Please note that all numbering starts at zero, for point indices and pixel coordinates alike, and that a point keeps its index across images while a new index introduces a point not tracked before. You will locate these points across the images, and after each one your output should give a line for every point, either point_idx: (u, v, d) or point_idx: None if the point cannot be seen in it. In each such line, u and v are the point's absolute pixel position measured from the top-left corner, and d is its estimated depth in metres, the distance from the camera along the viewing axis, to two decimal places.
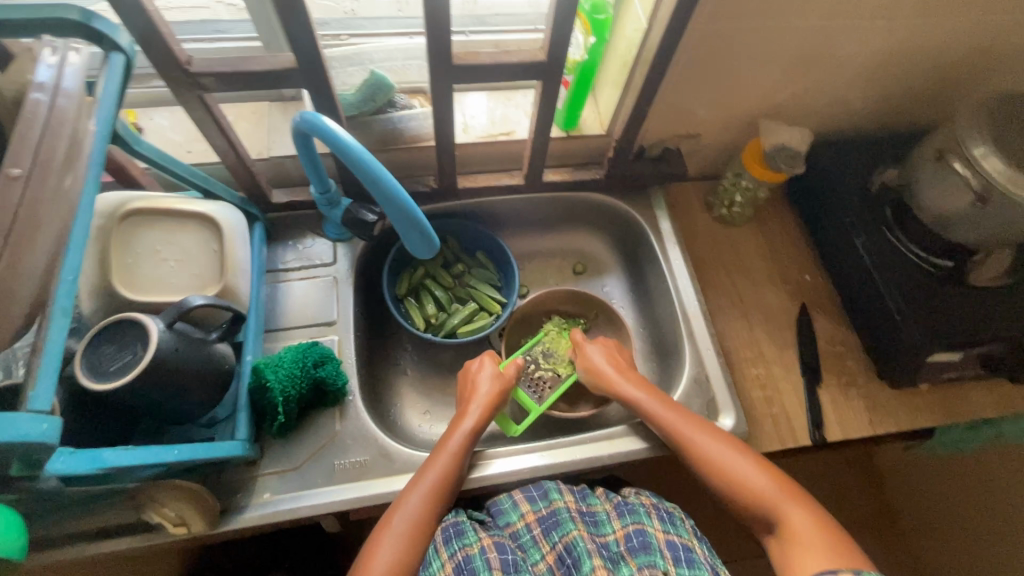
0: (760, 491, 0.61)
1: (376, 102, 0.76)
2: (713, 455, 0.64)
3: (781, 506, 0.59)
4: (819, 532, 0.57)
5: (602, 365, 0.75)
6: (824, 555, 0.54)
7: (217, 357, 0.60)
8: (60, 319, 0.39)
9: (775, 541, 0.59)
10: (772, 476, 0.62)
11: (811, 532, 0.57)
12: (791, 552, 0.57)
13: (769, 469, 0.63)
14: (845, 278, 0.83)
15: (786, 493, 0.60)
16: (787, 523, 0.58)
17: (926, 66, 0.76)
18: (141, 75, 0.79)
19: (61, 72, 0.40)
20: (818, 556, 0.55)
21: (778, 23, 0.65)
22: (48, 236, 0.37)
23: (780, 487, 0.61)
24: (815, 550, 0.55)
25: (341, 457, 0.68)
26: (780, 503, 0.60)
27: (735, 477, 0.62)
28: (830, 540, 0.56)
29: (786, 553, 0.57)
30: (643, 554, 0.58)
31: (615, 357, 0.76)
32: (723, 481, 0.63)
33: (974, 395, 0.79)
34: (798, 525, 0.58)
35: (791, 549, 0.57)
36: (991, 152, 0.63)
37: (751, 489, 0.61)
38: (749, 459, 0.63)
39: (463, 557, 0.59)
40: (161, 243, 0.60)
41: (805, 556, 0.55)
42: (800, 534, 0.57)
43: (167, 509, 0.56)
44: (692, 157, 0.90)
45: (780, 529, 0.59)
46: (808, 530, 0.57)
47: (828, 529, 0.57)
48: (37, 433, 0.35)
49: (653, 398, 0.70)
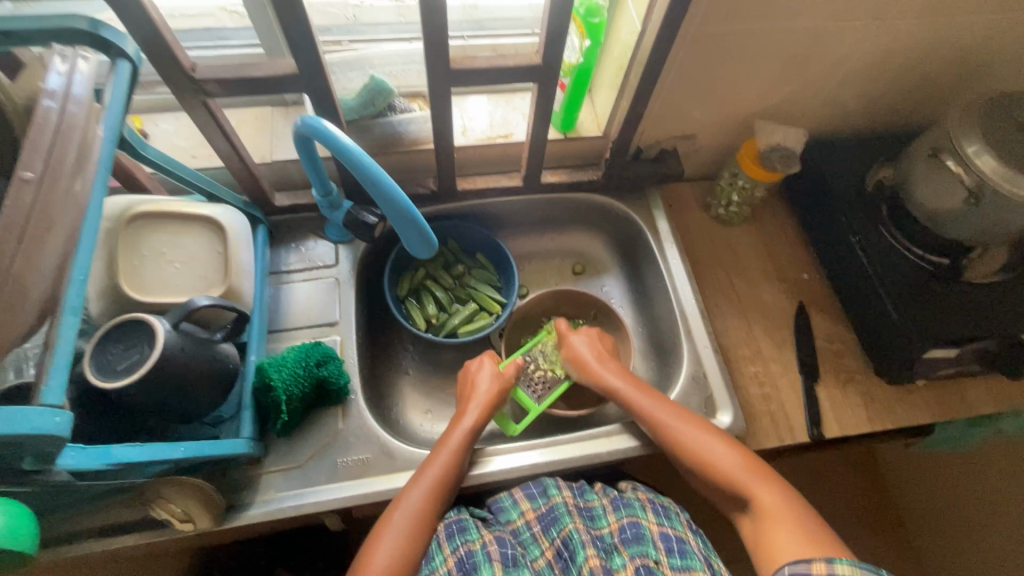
0: (730, 470, 0.62)
1: (376, 107, 0.78)
2: (684, 436, 0.65)
3: (749, 484, 0.60)
4: (787, 508, 0.58)
5: (583, 351, 0.77)
6: (793, 532, 0.56)
7: (221, 357, 0.62)
8: (69, 317, 0.40)
9: (747, 518, 0.61)
10: (742, 454, 0.63)
11: (780, 509, 0.58)
12: (762, 527, 0.58)
13: (739, 447, 0.64)
14: (842, 275, 0.84)
15: (755, 471, 0.61)
16: (755, 499, 0.60)
17: (919, 65, 0.77)
18: (148, 82, 0.81)
19: (70, 80, 0.42)
20: (787, 532, 0.56)
21: (770, 25, 0.66)
22: (59, 237, 0.39)
23: (751, 464, 0.62)
24: (785, 525, 0.56)
25: (344, 455, 0.69)
26: (750, 480, 0.61)
27: (705, 456, 0.63)
28: (800, 517, 0.57)
29: (757, 529, 0.59)
30: (636, 545, 0.59)
31: (597, 344, 0.78)
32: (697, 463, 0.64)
33: (971, 391, 0.79)
34: (767, 501, 0.59)
35: (762, 524, 0.58)
36: (983, 150, 0.64)
37: (722, 468, 0.62)
38: (721, 439, 0.65)
39: (465, 551, 0.60)
40: (166, 246, 0.62)
41: (774, 532, 0.57)
42: (768, 509, 0.58)
43: (174, 505, 0.57)
44: (688, 158, 0.91)
45: (751, 506, 0.60)
46: (776, 506, 0.58)
47: (798, 506, 0.58)
48: (48, 426, 0.36)
49: (632, 388, 0.71)
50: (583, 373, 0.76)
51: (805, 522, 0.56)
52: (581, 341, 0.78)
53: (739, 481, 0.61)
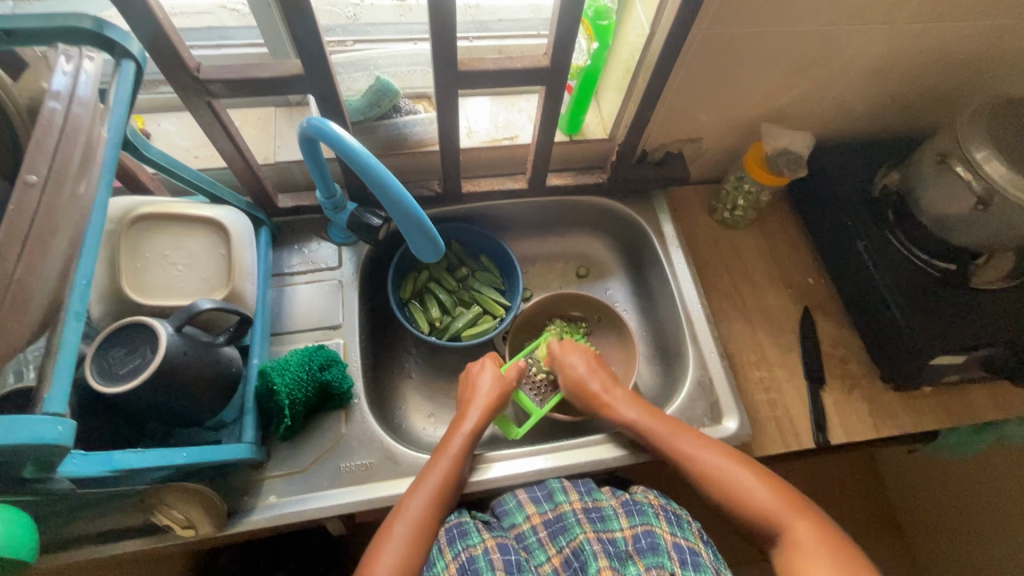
0: (755, 492, 0.62)
1: (381, 108, 0.77)
2: (714, 463, 0.65)
3: (779, 513, 0.60)
4: (818, 540, 0.57)
5: (588, 380, 0.75)
6: (821, 559, 0.56)
7: (224, 360, 0.61)
8: (73, 323, 0.39)
9: (775, 550, 0.60)
10: (768, 481, 0.63)
11: (810, 538, 0.58)
12: (789, 557, 0.58)
13: (768, 476, 0.64)
14: (847, 280, 0.84)
15: (783, 499, 0.61)
16: (786, 530, 0.59)
17: (928, 70, 0.76)
18: (150, 81, 0.80)
19: (75, 79, 0.41)
20: (814, 560, 0.56)
21: (780, 28, 0.65)
22: (62, 241, 0.38)
23: (775, 488, 0.62)
24: (814, 555, 0.56)
25: (347, 459, 0.69)
26: (781, 510, 0.60)
27: (731, 482, 0.63)
28: (827, 542, 0.57)
29: (784, 556, 0.58)
30: (651, 555, 0.58)
31: (597, 371, 0.76)
32: (722, 491, 0.63)
33: (976, 396, 0.79)
34: (794, 528, 0.59)
35: (793, 556, 0.58)
36: (992, 155, 0.63)
37: (750, 498, 0.62)
38: (746, 465, 0.64)
39: (467, 557, 0.58)
40: (169, 248, 0.61)
41: (802, 558, 0.56)
42: (800, 541, 0.58)
43: (176, 512, 0.57)
44: (694, 162, 0.91)
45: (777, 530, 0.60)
46: (806, 537, 0.58)
47: (831, 538, 0.58)
48: (51, 435, 0.35)
49: (647, 418, 0.69)
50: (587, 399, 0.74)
51: (835, 552, 0.56)
52: (581, 368, 0.76)
53: (762, 504, 0.61)
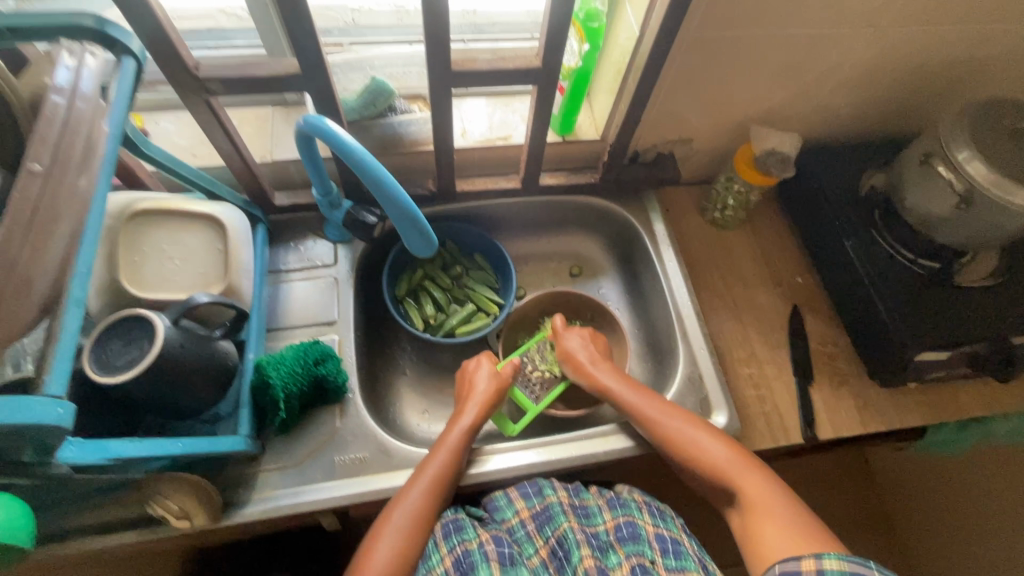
0: (721, 465, 0.63)
1: (377, 107, 0.79)
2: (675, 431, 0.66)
3: (734, 475, 0.62)
4: (775, 500, 0.59)
5: (579, 352, 0.77)
6: (778, 522, 0.57)
7: (220, 354, 0.62)
8: (73, 310, 0.40)
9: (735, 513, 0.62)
10: (727, 444, 0.64)
11: (765, 497, 0.59)
12: (750, 521, 0.59)
13: (728, 441, 0.65)
14: (835, 279, 0.85)
15: (740, 463, 0.62)
16: (743, 493, 0.60)
17: (911, 72, 0.78)
18: (149, 81, 0.81)
19: (77, 73, 0.43)
20: (773, 524, 0.57)
21: (766, 32, 0.67)
22: (63, 231, 0.39)
23: (740, 459, 0.63)
24: (773, 519, 0.57)
25: (341, 453, 0.69)
26: (737, 473, 0.62)
27: (693, 447, 0.65)
28: (787, 509, 0.58)
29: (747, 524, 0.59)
30: (632, 543, 0.60)
31: (593, 344, 0.78)
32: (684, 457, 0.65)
33: (961, 392, 0.80)
34: (750, 493, 0.60)
35: (753, 519, 0.59)
36: (972, 156, 0.65)
37: (708, 460, 0.63)
38: (706, 430, 0.66)
39: (462, 550, 0.60)
40: (166, 243, 0.62)
41: (763, 525, 0.58)
42: (755, 503, 0.59)
43: (171, 502, 0.57)
44: (685, 162, 0.93)
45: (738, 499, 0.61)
46: (765, 500, 0.59)
47: (786, 500, 0.59)
48: (52, 417, 0.37)
49: (629, 387, 0.72)
50: (576, 373, 0.77)
51: (793, 515, 0.57)
52: (576, 342, 0.78)
53: (722, 473, 0.62)
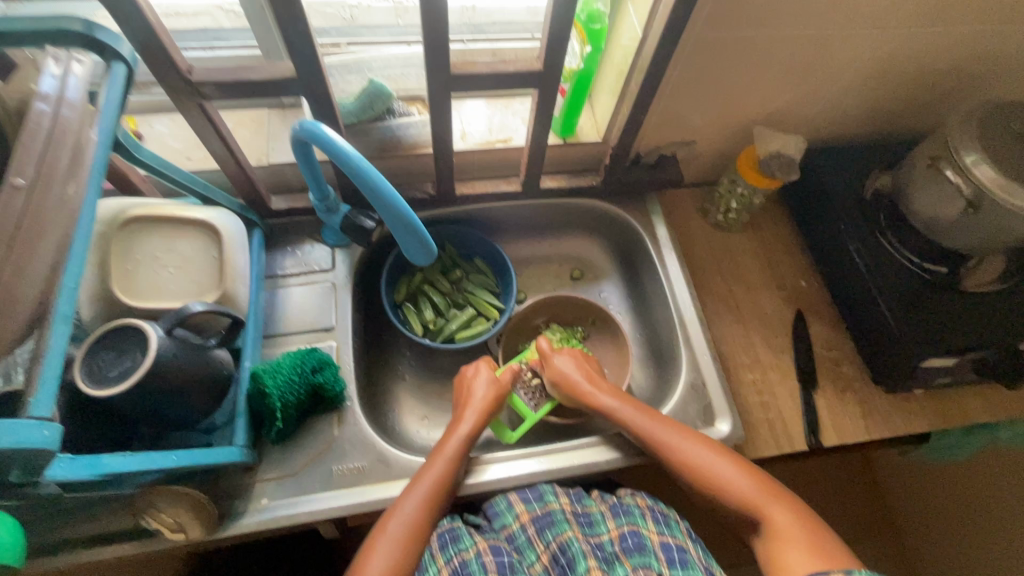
0: (740, 490, 0.62)
1: (374, 110, 0.77)
2: (691, 455, 0.65)
3: (758, 501, 0.61)
4: (796, 525, 0.58)
5: (571, 373, 0.75)
6: (802, 548, 0.56)
7: (215, 363, 0.61)
8: (61, 326, 0.39)
9: (756, 537, 0.61)
10: (744, 469, 0.63)
11: (788, 522, 0.58)
12: (773, 548, 0.58)
13: (743, 463, 0.64)
14: (839, 283, 0.84)
15: (760, 486, 0.62)
16: (767, 518, 0.59)
17: (918, 74, 0.77)
18: (141, 83, 0.79)
19: (64, 82, 0.42)
20: (796, 549, 0.56)
21: (772, 33, 0.66)
22: (49, 245, 0.38)
23: (758, 481, 0.62)
24: (794, 543, 0.57)
25: (340, 462, 0.68)
26: (756, 496, 0.61)
27: (709, 471, 0.64)
28: (810, 533, 0.57)
29: (769, 548, 0.59)
30: (637, 554, 0.59)
31: (584, 365, 0.76)
32: (703, 482, 0.64)
33: (967, 398, 0.79)
34: (777, 519, 0.59)
35: (775, 544, 0.58)
36: (981, 159, 0.63)
37: (725, 483, 0.63)
38: (722, 453, 0.65)
39: (460, 561, 0.59)
40: (160, 250, 0.61)
41: (786, 550, 0.57)
42: (777, 526, 0.58)
43: (165, 516, 0.56)
44: (687, 165, 0.91)
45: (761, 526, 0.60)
46: (788, 525, 0.58)
47: (804, 521, 0.59)
48: (38, 439, 0.35)
49: (628, 405, 0.71)
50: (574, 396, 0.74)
51: (816, 538, 0.57)
52: (568, 364, 0.76)
53: (741, 492, 0.61)
